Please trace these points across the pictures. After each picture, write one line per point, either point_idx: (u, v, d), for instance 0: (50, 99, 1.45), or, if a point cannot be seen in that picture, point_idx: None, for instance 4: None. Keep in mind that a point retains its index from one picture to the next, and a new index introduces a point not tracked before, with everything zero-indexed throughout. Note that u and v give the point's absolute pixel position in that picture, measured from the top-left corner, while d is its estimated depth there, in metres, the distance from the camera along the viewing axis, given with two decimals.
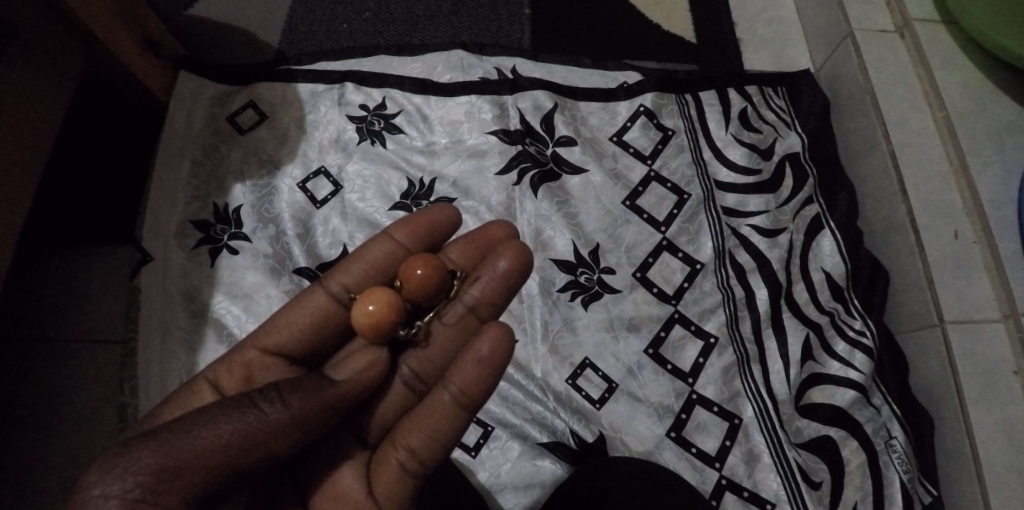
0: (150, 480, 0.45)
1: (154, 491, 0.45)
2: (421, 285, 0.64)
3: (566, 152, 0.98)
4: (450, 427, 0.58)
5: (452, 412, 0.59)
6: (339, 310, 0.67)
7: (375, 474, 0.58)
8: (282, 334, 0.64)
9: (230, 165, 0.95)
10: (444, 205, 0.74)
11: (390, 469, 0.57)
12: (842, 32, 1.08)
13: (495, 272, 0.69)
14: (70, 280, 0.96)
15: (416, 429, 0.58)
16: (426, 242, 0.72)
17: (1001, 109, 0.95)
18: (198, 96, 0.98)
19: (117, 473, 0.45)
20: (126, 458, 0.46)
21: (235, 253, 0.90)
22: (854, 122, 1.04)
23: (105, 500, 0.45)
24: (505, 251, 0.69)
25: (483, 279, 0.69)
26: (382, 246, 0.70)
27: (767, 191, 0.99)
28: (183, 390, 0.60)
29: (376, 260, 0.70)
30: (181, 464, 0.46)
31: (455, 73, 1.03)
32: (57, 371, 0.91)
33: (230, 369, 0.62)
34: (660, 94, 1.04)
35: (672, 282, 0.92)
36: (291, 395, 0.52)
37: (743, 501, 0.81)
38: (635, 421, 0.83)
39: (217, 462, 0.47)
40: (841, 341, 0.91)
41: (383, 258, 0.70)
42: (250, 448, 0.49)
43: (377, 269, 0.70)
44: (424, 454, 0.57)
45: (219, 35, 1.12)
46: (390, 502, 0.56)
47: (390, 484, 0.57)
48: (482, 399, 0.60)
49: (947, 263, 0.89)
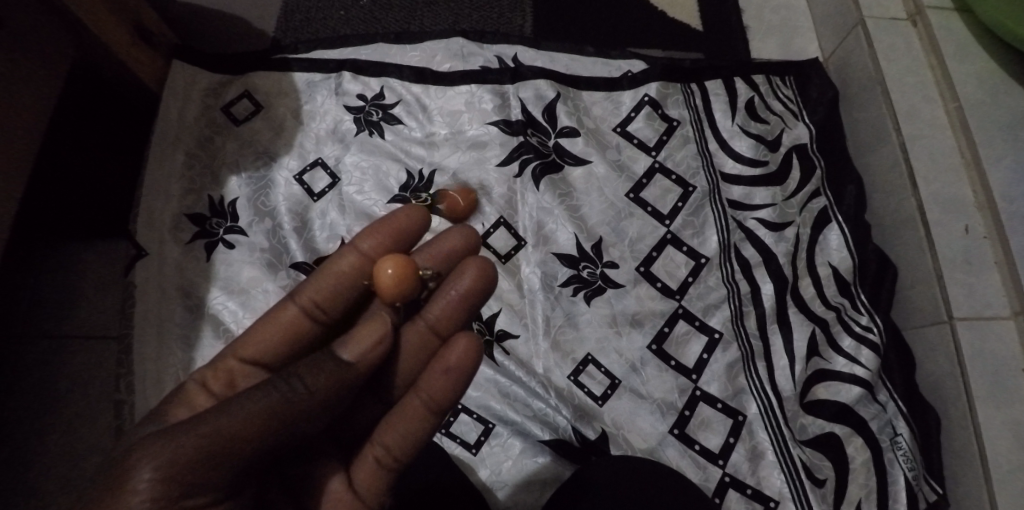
0: (190, 462, 0.46)
1: (193, 473, 0.46)
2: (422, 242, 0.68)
3: (568, 143, 0.96)
4: (421, 430, 0.58)
5: (422, 415, 0.58)
6: (313, 324, 0.65)
7: (355, 469, 0.59)
8: (260, 343, 0.63)
9: (226, 157, 0.94)
10: (412, 207, 0.70)
11: (368, 468, 0.59)
12: (852, 20, 1.06)
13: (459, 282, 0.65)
14: (64, 273, 0.95)
15: (391, 430, 0.58)
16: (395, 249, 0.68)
17: (1015, 101, 0.93)
18: (192, 87, 0.96)
19: (154, 459, 0.46)
20: (167, 444, 0.46)
21: (232, 247, 0.89)
22: (863, 113, 1.01)
23: (144, 485, 0.45)
24: (466, 271, 0.65)
25: (439, 298, 0.65)
26: (350, 258, 0.66)
27: (774, 184, 0.97)
28: (173, 400, 0.58)
29: (345, 271, 0.66)
30: (221, 445, 0.47)
31: (455, 62, 1.00)
32: (52, 365, 0.90)
33: (215, 374, 0.61)
34: (665, 83, 1.02)
35: (676, 276, 0.91)
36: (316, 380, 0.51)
37: (747, 498, 0.80)
38: (638, 418, 0.82)
39: (248, 445, 0.48)
40: (847, 336, 0.89)
41: (353, 270, 0.66)
42: (283, 428, 0.49)
43: (343, 281, 0.66)
44: (399, 452, 0.58)
45: (212, 21, 1.09)
46: (372, 498, 0.58)
47: (369, 480, 0.58)
48: (453, 402, 0.59)
49: (957, 258, 0.87)
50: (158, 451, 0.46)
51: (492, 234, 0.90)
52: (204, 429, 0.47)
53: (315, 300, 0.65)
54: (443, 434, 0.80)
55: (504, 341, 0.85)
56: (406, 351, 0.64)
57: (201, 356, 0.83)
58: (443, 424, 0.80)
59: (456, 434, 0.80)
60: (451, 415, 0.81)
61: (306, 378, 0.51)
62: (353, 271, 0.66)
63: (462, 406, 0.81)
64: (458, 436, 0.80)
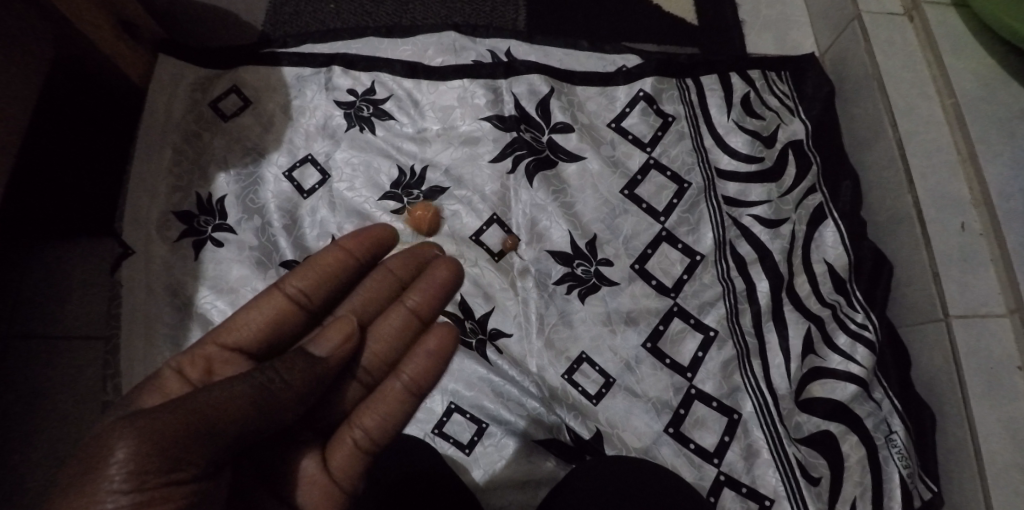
0: (166, 440, 0.47)
1: (166, 449, 0.47)
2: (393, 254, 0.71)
3: (562, 139, 0.95)
4: (400, 412, 0.62)
5: (402, 397, 0.62)
6: (295, 313, 0.66)
7: (331, 453, 0.61)
8: (240, 331, 0.64)
9: (214, 153, 0.92)
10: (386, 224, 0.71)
11: (344, 453, 0.61)
12: (849, 14, 1.05)
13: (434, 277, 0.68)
14: (49, 272, 0.93)
15: (370, 411, 0.62)
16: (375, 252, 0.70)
17: (1012, 96, 0.92)
18: (178, 82, 0.94)
19: (131, 433, 0.47)
20: (150, 420, 0.48)
21: (220, 246, 0.88)
22: (859, 108, 1.01)
23: (117, 463, 0.46)
24: (441, 265, 0.69)
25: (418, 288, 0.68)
26: (333, 255, 0.68)
27: (770, 180, 0.97)
28: (147, 386, 0.58)
29: (328, 265, 0.68)
30: (199, 420, 0.49)
31: (448, 56, 0.99)
32: (37, 366, 0.88)
33: (192, 361, 0.61)
34: (660, 79, 1.00)
35: (671, 274, 0.90)
36: (292, 372, 0.54)
37: (742, 497, 0.80)
38: (632, 417, 0.81)
39: (227, 423, 0.50)
40: (842, 334, 0.89)
41: (335, 265, 0.68)
42: (258, 413, 0.51)
43: (327, 277, 0.68)
44: (378, 435, 0.61)
45: (198, 13, 1.07)
46: (347, 477, 0.60)
47: (346, 462, 0.61)
48: (429, 385, 0.64)
49: (953, 255, 0.87)
50: (142, 428, 0.47)
51: (485, 232, 0.89)
52: (186, 405, 0.49)
53: (301, 289, 0.66)
54: (436, 434, 0.79)
55: (497, 340, 0.84)
56: (380, 343, 0.66)
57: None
58: (435, 424, 0.79)
59: (449, 434, 0.79)
60: (444, 415, 0.80)
61: (282, 368, 0.54)
62: (336, 265, 0.68)
63: (455, 406, 0.80)
64: (451, 436, 0.79)
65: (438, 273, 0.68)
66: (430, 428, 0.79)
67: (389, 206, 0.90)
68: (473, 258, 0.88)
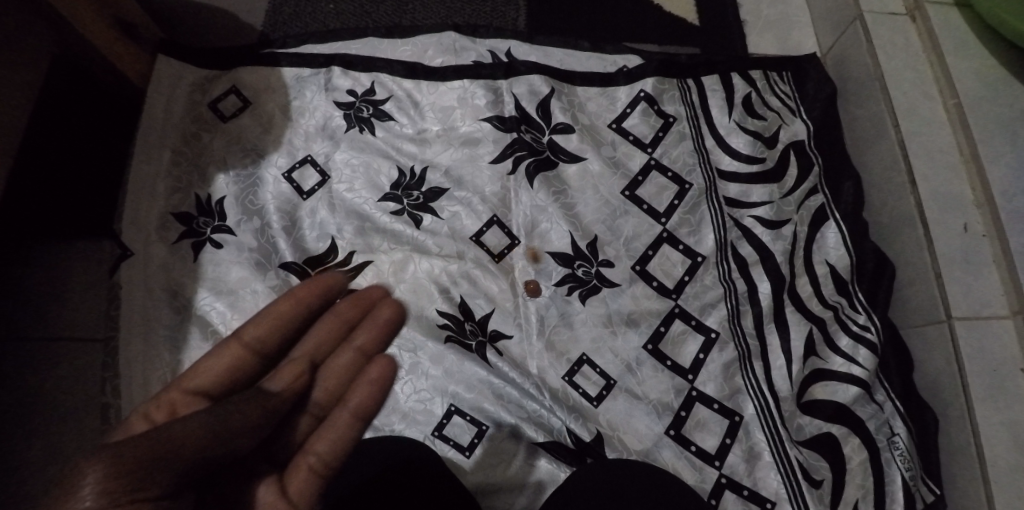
0: (130, 466, 0.48)
1: (134, 473, 0.48)
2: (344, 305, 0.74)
3: (563, 140, 0.95)
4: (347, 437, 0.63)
5: (349, 423, 0.64)
6: (251, 360, 0.67)
7: (288, 477, 0.61)
8: (207, 371, 0.64)
9: (214, 154, 0.92)
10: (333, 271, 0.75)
11: (299, 476, 0.61)
12: (851, 14, 1.04)
13: (378, 317, 0.75)
14: (46, 274, 0.93)
15: (324, 435, 0.63)
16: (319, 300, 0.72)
17: (1015, 97, 0.92)
18: (177, 83, 0.94)
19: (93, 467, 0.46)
20: (115, 449, 0.48)
21: (219, 247, 0.87)
22: (861, 108, 1.00)
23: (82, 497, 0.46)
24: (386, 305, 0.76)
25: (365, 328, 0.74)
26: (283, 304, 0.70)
27: (772, 181, 0.96)
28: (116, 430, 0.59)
29: (282, 313, 0.70)
30: (162, 454, 0.49)
31: (448, 57, 0.99)
32: (35, 368, 0.88)
33: (157, 405, 0.61)
34: (661, 79, 1.00)
35: (672, 275, 0.89)
36: (247, 405, 0.56)
37: (743, 500, 0.79)
38: (633, 419, 0.81)
39: (189, 454, 0.51)
40: (844, 336, 0.88)
41: (287, 311, 0.70)
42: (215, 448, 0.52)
43: (286, 318, 0.70)
44: (332, 457, 0.62)
45: (197, 13, 1.06)
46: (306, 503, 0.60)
47: (302, 488, 0.60)
48: (372, 413, 0.67)
49: (956, 256, 0.86)
50: (109, 455, 0.47)
51: (485, 233, 0.89)
52: (143, 440, 0.49)
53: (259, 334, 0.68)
54: (436, 437, 0.78)
55: (497, 342, 0.83)
56: (330, 378, 0.70)
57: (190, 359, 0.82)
58: (435, 427, 0.79)
59: (449, 437, 0.78)
60: (443, 417, 0.79)
61: (235, 401, 0.56)
62: (286, 313, 0.70)
63: (455, 408, 0.79)
64: (451, 439, 0.78)
65: (382, 314, 0.75)
66: (430, 430, 0.78)
67: (389, 207, 0.90)
68: (473, 259, 0.87)
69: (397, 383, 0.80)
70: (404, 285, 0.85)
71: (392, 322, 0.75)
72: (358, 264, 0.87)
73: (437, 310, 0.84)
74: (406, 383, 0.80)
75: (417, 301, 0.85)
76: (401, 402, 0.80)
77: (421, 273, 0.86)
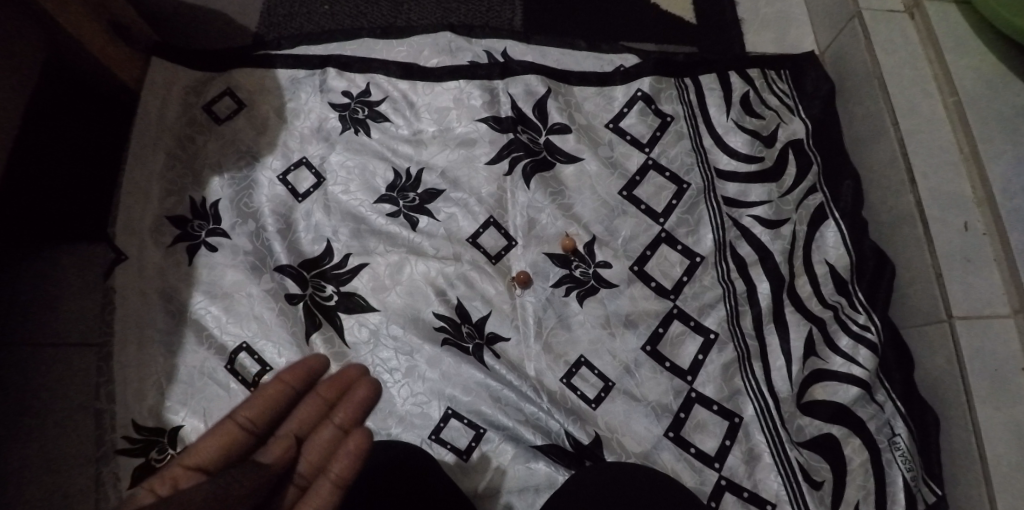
0: None
1: None
2: (327, 385, 0.64)
3: (560, 140, 0.94)
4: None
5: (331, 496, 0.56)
6: (239, 447, 0.58)
7: None
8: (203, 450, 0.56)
9: (208, 157, 0.92)
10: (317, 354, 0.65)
11: None
12: (849, 12, 1.03)
13: (353, 396, 0.63)
14: (41, 278, 0.92)
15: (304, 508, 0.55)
16: (307, 380, 0.63)
17: (1015, 94, 0.91)
18: (171, 85, 0.93)
19: None
20: None
21: (214, 250, 0.87)
22: (859, 107, 1.00)
23: None
24: (360, 383, 0.65)
25: (340, 406, 0.63)
26: (270, 389, 0.61)
27: (770, 180, 0.95)
28: None
29: (263, 398, 0.60)
30: None
31: (444, 57, 0.98)
32: (29, 373, 0.87)
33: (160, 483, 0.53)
34: (658, 78, 0.99)
35: (671, 276, 0.89)
36: (239, 475, 0.50)
37: (744, 502, 0.78)
38: (632, 421, 0.80)
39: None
40: (844, 336, 0.88)
41: (270, 396, 0.61)
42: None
43: (272, 401, 0.61)
44: None
45: (190, 15, 1.06)
46: None
47: None
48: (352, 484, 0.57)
49: (956, 255, 0.86)
50: None
51: (482, 234, 0.88)
52: None
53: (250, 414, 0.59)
54: (434, 440, 0.78)
55: (494, 345, 0.83)
56: (309, 458, 0.60)
57: (185, 363, 0.82)
58: (432, 431, 0.78)
59: (446, 441, 0.78)
60: (441, 420, 0.79)
61: (224, 476, 0.49)
62: (273, 396, 0.61)
63: (452, 411, 0.79)
64: (448, 442, 0.78)
65: (359, 390, 0.64)
66: (427, 434, 0.78)
67: (385, 209, 0.89)
68: (470, 261, 0.87)
69: (394, 386, 0.80)
70: (400, 288, 0.85)
71: (370, 397, 0.64)
72: (354, 267, 0.86)
73: (433, 312, 0.84)
74: (402, 386, 0.80)
75: (414, 303, 0.84)
76: (398, 405, 0.79)
77: (417, 275, 0.85)
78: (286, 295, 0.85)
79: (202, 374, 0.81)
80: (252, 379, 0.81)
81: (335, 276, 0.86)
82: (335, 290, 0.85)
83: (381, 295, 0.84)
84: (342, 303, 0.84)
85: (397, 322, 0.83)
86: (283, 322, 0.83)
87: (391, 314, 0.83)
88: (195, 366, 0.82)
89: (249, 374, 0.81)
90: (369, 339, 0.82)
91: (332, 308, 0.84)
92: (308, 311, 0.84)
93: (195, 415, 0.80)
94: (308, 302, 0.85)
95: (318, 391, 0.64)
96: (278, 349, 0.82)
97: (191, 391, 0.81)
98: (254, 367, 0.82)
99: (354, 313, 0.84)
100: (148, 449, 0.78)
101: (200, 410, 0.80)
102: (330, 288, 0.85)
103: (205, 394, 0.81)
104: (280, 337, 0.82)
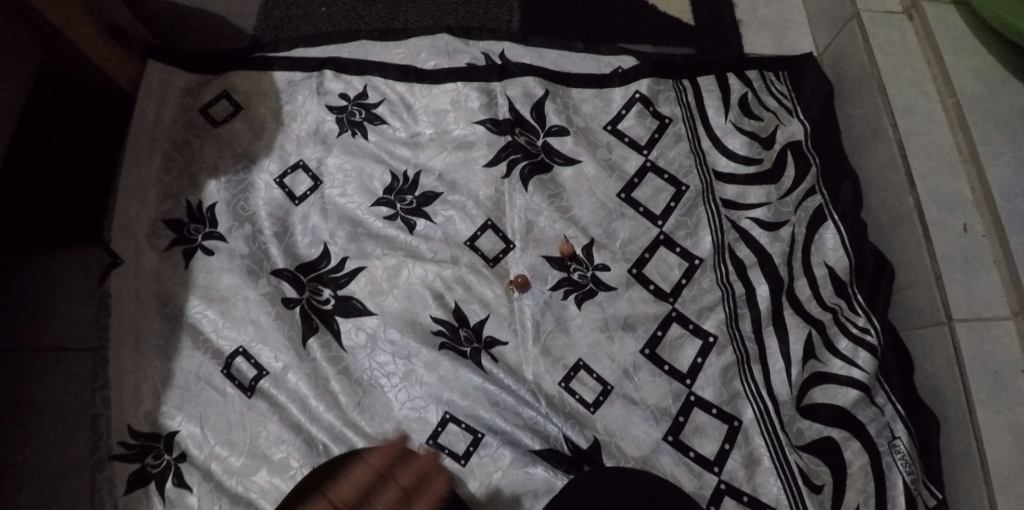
0: None
1: None
2: (409, 473, 0.66)
3: (558, 143, 0.94)
4: None
5: None
6: None
7: None
8: None
9: (205, 160, 0.91)
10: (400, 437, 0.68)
11: None
12: (847, 13, 1.03)
13: (430, 486, 0.66)
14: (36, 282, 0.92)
15: None
16: (393, 464, 0.65)
17: (1013, 95, 0.91)
18: (167, 89, 0.94)
19: None
20: None
21: (211, 254, 0.87)
22: (858, 108, 0.99)
23: None
24: (435, 474, 0.68)
25: (419, 495, 0.65)
26: (360, 471, 0.63)
27: (769, 182, 0.95)
28: None
29: (353, 480, 0.63)
30: None
31: (441, 59, 0.98)
32: (24, 378, 0.86)
33: None
34: (656, 80, 0.99)
35: (669, 278, 0.88)
36: None
37: (743, 506, 0.78)
38: (631, 425, 0.80)
39: None
40: (844, 338, 0.88)
41: (361, 478, 0.63)
42: None
43: (359, 484, 0.63)
44: None
45: (187, 17, 1.05)
46: None
47: None
48: None
49: (956, 258, 0.85)
50: None
51: (479, 237, 0.88)
52: None
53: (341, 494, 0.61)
54: (431, 445, 0.77)
55: (492, 348, 0.82)
56: None
57: (182, 368, 0.81)
58: (430, 435, 0.78)
59: (444, 445, 0.77)
60: (438, 425, 0.78)
61: None
62: (362, 478, 0.63)
63: (450, 416, 0.79)
64: (447, 447, 0.77)
65: (436, 481, 0.67)
66: (425, 438, 0.78)
67: (382, 212, 0.89)
68: (467, 264, 0.86)
69: (392, 390, 0.80)
70: (398, 291, 0.84)
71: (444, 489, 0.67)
72: (351, 270, 0.86)
73: (431, 316, 0.83)
74: (400, 391, 0.80)
75: (411, 307, 0.84)
76: (396, 410, 0.79)
77: (414, 278, 0.85)
78: (283, 299, 0.84)
79: (198, 379, 0.81)
80: (248, 383, 0.81)
81: (332, 280, 0.85)
82: (332, 294, 0.85)
83: (378, 299, 0.84)
84: (339, 307, 0.84)
85: (395, 326, 0.83)
86: (279, 326, 0.83)
87: (388, 318, 0.83)
88: (191, 371, 0.81)
89: (246, 379, 0.81)
90: (366, 344, 0.82)
91: (329, 312, 0.84)
92: (305, 315, 0.84)
93: (192, 421, 0.79)
94: (305, 306, 0.84)
95: (399, 476, 0.65)
96: (275, 353, 0.81)
97: (187, 396, 0.80)
98: (250, 371, 0.81)
99: (351, 317, 0.83)
100: (143, 454, 0.78)
101: (196, 415, 0.80)
102: (327, 292, 0.85)
103: (201, 398, 0.80)
104: (277, 341, 0.82)
